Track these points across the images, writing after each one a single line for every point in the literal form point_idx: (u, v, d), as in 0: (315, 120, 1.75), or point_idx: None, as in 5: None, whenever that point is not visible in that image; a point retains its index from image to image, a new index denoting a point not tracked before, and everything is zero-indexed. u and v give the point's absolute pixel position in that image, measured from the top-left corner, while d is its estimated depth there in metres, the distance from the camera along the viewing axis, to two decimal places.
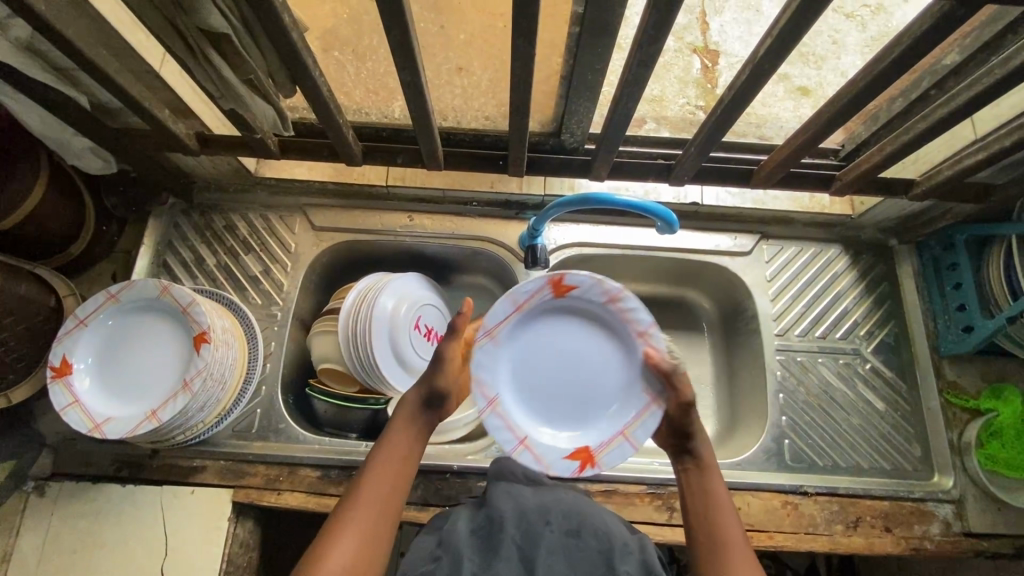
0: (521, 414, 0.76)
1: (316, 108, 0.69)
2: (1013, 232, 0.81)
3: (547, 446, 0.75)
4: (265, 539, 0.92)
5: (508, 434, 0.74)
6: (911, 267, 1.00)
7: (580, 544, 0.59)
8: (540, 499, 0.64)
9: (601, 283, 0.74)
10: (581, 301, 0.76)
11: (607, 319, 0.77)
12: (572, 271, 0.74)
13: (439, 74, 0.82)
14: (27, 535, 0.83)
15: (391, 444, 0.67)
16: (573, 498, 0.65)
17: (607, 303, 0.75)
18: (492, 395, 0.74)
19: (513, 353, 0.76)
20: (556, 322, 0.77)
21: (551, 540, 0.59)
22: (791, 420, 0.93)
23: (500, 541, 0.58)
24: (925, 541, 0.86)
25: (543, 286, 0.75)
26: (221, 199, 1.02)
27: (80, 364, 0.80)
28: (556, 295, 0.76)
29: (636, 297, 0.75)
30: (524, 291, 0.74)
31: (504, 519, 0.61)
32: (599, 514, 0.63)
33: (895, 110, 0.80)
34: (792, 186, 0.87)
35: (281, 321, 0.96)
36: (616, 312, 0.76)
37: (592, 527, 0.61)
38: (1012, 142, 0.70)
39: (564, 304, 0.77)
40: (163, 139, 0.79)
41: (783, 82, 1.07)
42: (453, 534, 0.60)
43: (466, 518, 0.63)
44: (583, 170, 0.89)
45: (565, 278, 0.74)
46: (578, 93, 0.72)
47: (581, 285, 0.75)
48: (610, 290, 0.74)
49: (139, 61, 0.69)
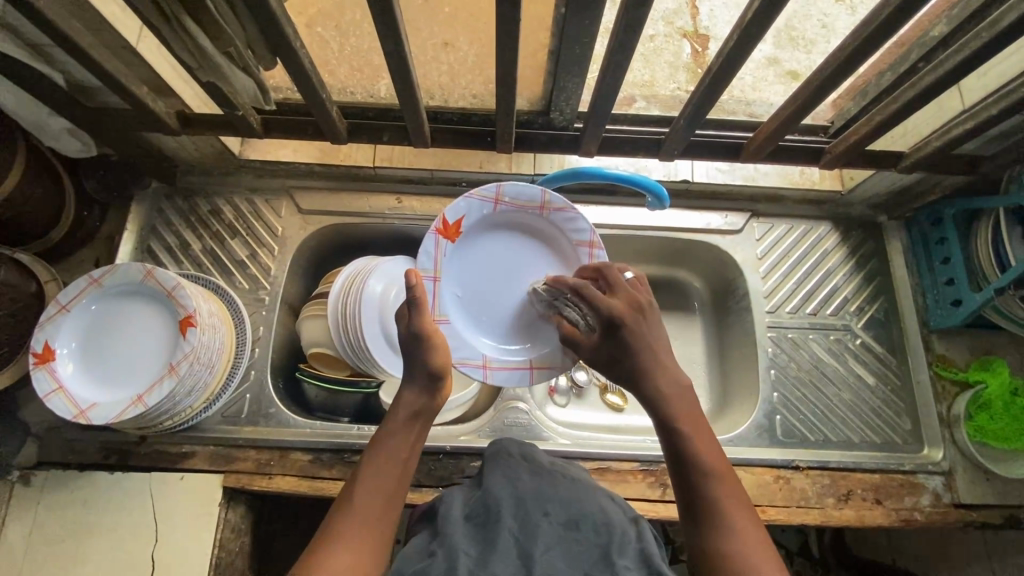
0: (515, 348, 0.79)
1: (299, 82, 0.67)
2: (997, 206, 0.81)
3: (555, 352, 0.78)
4: (256, 524, 0.91)
5: (516, 371, 0.77)
6: (899, 243, 1.00)
7: (578, 537, 0.56)
8: (538, 490, 0.62)
9: (477, 198, 0.76)
10: (475, 224, 0.78)
11: (505, 221, 0.79)
12: (446, 211, 0.75)
13: (424, 50, 0.80)
14: (13, 525, 0.81)
15: (385, 454, 0.64)
16: (573, 489, 0.63)
17: (497, 208, 0.78)
18: (479, 358, 0.76)
19: (463, 311, 0.78)
20: (471, 254, 0.79)
21: (549, 532, 0.56)
22: (782, 396, 0.93)
23: (497, 534, 0.56)
24: (916, 511, 0.87)
25: (438, 241, 0.76)
26: (205, 183, 1.00)
27: (63, 349, 0.78)
28: (452, 239, 0.77)
29: (511, 183, 0.77)
30: (426, 259, 0.75)
31: (502, 509, 0.59)
32: (599, 504, 0.61)
33: (884, 82, 0.79)
34: (781, 160, 0.86)
35: (268, 306, 0.95)
36: (508, 208, 0.78)
37: (593, 520, 0.58)
38: (1000, 109, 0.69)
39: (466, 236, 0.78)
40: (142, 118, 0.77)
41: (773, 66, 1.06)
42: (448, 523, 0.58)
43: (461, 505, 0.61)
44: (572, 146, 0.88)
45: (446, 219, 0.75)
46: (567, 68, 0.71)
47: (463, 212, 0.76)
48: (489, 195, 0.76)
49: (117, 36, 0.67)
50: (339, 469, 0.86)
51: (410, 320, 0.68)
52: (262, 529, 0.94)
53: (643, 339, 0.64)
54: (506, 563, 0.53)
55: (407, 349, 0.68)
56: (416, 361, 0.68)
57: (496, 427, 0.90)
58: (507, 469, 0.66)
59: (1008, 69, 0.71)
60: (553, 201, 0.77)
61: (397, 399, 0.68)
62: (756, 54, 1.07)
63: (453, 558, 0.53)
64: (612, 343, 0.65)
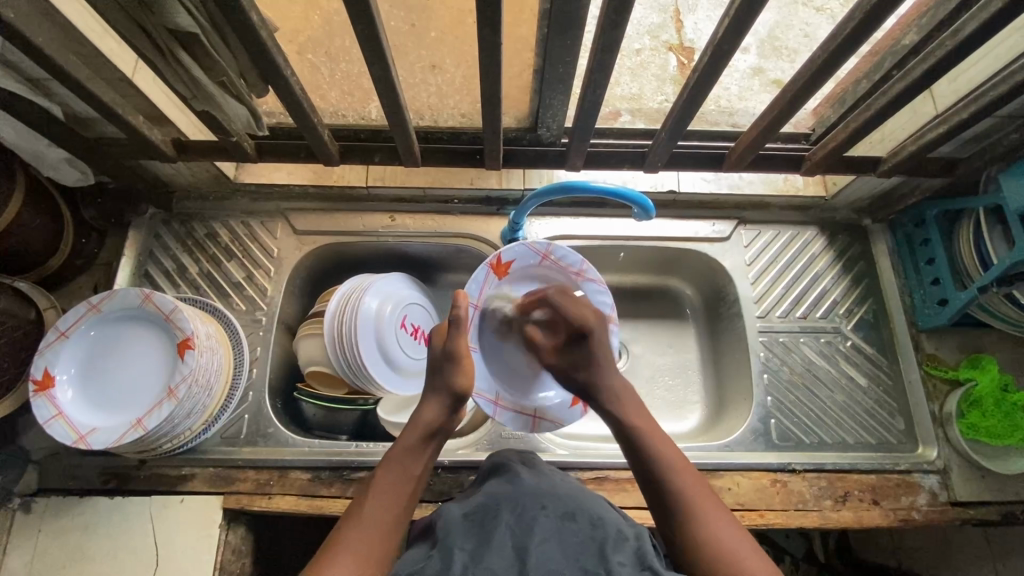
0: (524, 394, 0.85)
1: (290, 108, 0.69)
2: (978, 205, 0.83)
3: (555, 407, 0.85)
4: (257, 545, 0.91)
5: (520, 418, 0.84)
6: (885, 245, 1.02)
7: (574, 529, 0.57)
8: (535, 489, 0.63)
9: (529, 247, 0.82)
10: (522, 268, 0.84)
11: (545, 273, 0.85)
12: (503, 249, 0.81)
13: (413, 73, 0.82)
14: (14, 553, 0.81)
15: (399, 467, 0.67)
16: (572, 490, 0.64)
17: (543, 261, 0.84)
18: (493, 394, 0.82)
19: (488, 348, 0.83)
20: (508, 294, 0.84)
21: (545, 526, 0.57)
22: (776, 400, 0.94)
23: (493, 530, 0.56)
24: (913, 511, 0.87)
25: (488, 273, 0.81)
26: (201, 207, 1.02)
27: (62, 375, 0.79)
28: (499, 276, 0.82)
29: (563, 245, 0.83)
30: (474, 287, 0.80)
31: (498, 506, 0.60)
32: (594, 503, 0.62)
33: (860, 92, 0.82)
34: (764, 168, 0.89)
35: (266, 326, 0.96)
36: (553, 264, 0.85)
37: (587, 514, 0.59)
38: (969, 114, 0.72)
39: (511, 277, 0.84)
40: (140, 147, 0.79)
41: (758, 75, 1.08)
42: (446, 521, 0.59)
43: (459, 508, 0.62)
44: (559, 161, 0.90)
45: (500, 256, 0.81)
46: (551, 86, 0.74)
47: (516, 256, 0.82)
48: (539, 248, 0.83)
49: (113, 70, 0.69)
50: (339, 487, 0.86)
51: (448, 337, 0.73)
52: (263, 550, 0.94)
53: (604, 350, 0.79)
54: (501, 555, 0.53)
55: (438, 365, 0.73)
56: (446, 380, 0.72)
57: (493, 439, 0.90)
58: (506, 476, 0.67)
59: (976, 76, 0.74)
60: (591, 272, 0.85)
61: (416, 415, 0.71)
62: (741, 65, 1.09)
63: (447, 557, 0.54)
64: (578, 351, 0.79)
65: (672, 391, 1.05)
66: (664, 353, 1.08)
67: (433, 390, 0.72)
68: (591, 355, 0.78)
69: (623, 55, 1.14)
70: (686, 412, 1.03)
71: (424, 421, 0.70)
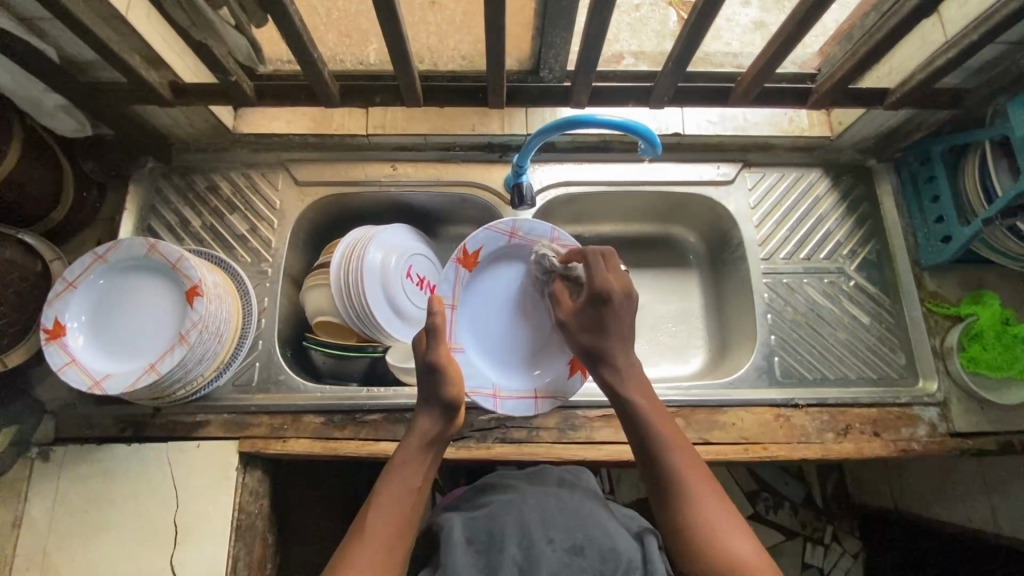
0: (519, 380, 0.89)
1: (288, 41, 0.67)
2: (986, 138, 0.82)
3: (551, 382, 0.89)
4: (274, 490, 0.93)
5: (523, 402, 0.87)
6: (890, 185, 1.01)
7: (581, 563, 0.66)
8: (544, 515, 0.72)
9: (494, 231, 0.86)
10: (491, 252, 0.88)
11: (516, 249, 0.89)
12: (466, 242, 0.85)
13: (413, 9, 0.85)
14: (37, 499, 0.83)
15: (399, 479, 0.69)
16: (578, 515, 0.73)
17: (511, 240, 0.88)
18: (491, 387, 0.86)
19: (475, 341, 0.88)
20: (485, 280, 0.89)
21: (553, 556, 0.67)
22: (780, 338, 0.95)
23: (503, 557, 0.67)
24: (913, 442, 0.89)
25: (457, 269, 0.86)
26: (201, 160, 1.01)
27: (72, 324, 0.80)
28: (470, 267, 0.87)
29: (528, 220, 0.86)
30: (447, 286, 0.85)
31: (506, 537, 0.69)
32: (603, 530, 0.71)
33: (869, 23, 0.81)
34: (770, 103, 0.87)
35: (272, 277, 0.96)
36: (521, 240, 0.88)
37: (594, 546, 0.68)
38: (979, 36, 0.71)
39: (483, 264, 0.88)
40: (138, 90, 0.78)
41: (760, 29, 1.04)
42: (454, 547, 0.69)
43: (465, 529, 0.72)
44: (563, 99, 0.88)
45: (466, 249, 0.85)
46: (555, 23, 0.72)
47: (482, 243, 0.86)
48: (504, 229, 0.86)
49: (105, 7, 0.67)
50: (351, 429, 0.88)
51: (429, 348, 0.73)
52: (283, 497, 0.97)
53: (620, 319, 0.77)
54: None
55: (425, 378, 0.73)
56: (435, 392, 0.73)
57: None
58: (513, 497, 0.76)
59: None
60: (561, 238, 0.88)
61: (413, 426, 0.73)
62: (742, 19, 1.05)
63: None
64: (595, 315, 0.77)
65: (675, 336, 1.07)
66: (667, 301, 1.09)
67: (424, 402, 0.74)
68: (601, 323, 0.77)
69: (621, 10, 1.09)
70: (690, 356, 1.05)
71: (422, 430, 0.72)
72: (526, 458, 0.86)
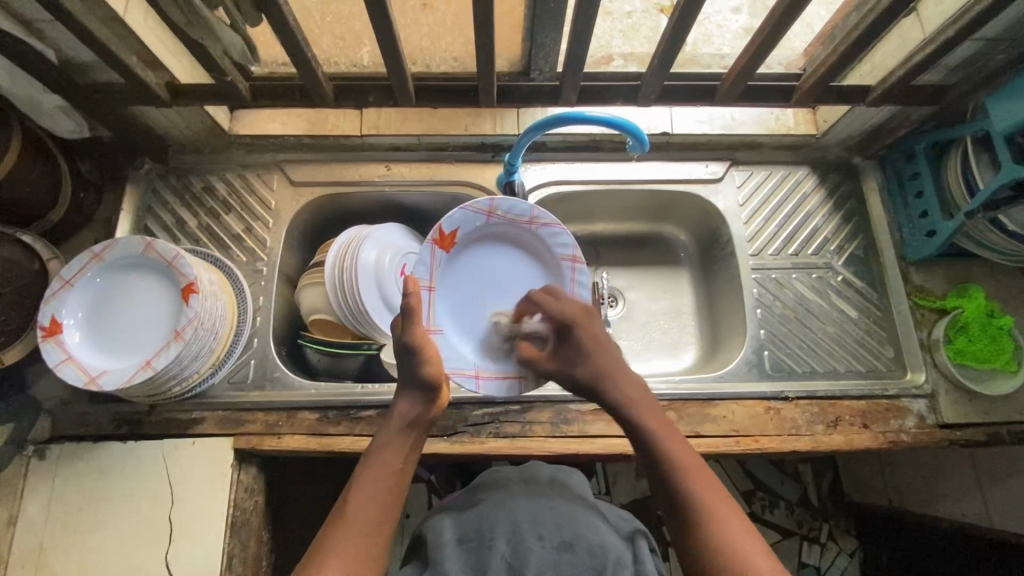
0: (502, 361, 0.84)
1: (283, 41, 0.69)
2: (968, 132, 0.83)
3: None
4: (270, 488, 0.94)
5: (508, 383, 0.82)
6: (875, 182, 1.03)
7: (571, 559, 0.65)
8: (532, 513, 0.70)
9: (471, 209, 0.83)
10: (469, 232, 0.85)
11: (497, 227, 0.87)
12: (442, 222, 0.82)
13: (406, 13, 0.89)
14: (33, 496, 0.83)
15: (380, 466, 0.69)
16: (567, 512, 0.71)
17: (490, 218, 0.85)
18: (472, 369, 0.82)
19: (455, 323, 0.85)
20: (464, 260, 0.86)
21: (542, 554, 0.65)
22: (769, 333, 0.96)
23: (491, 557, 0.65)
24: (902, 433, 0.90)
25: (433, 251, 0.83)
26: (198, 162, 1.02)
27: (69, 321, 0.81)
28: (447, 248, 0.84)
29: (505, 199, 0.83)
30: (423, 269, 0.83)
31: (495, 535, 0.67)
32: (592, 528, 0.69)
33: (850, 23, 0.83)
34: (756, 101, 0.89)
35: (267, 276, 0.97)
36: (501, 218, 0.86)
37: (585, 543, 0.67)
38: (954, 33, 0.73)
39: (461, 245, 0.85)
40: (136, 91, 0.79)
41: (750, 34, 1.06)
42: (442, 550, 0.67)
43: (454, 530, 0.70)
44: (552, 98, 0.89)
45: (442, 229, 0.82)
46: (544, 23, 0.74)
47: (458, 223, 0.83)
48: (482, 207, 0.84)
49: (104, 9, 0.68)
50: (346, 425, 0.89)
51: (405, 329, 0.73)
52: (278, 496, 0.97)
53: (597, 351, 0.75)
54: None
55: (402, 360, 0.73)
56: (412, 374, 0.73)
57: None
58: (504, 495, 0.74)
59: None
60: (541, 216, 0.85)
61: (392, 409, 0.73)
62: (732, 25, 1.07)
63: None
64: (572, 343, 0.75)
65: (667, 333, 1.08)
66: (659, 298, 1.11)
67: (403, 387, 0.74)
68: (580, 351, 0.74)
69: (612, 16, 1.11)
70: (681, 352, 1.06)
71: (400, 414, 0.73)
72: (519, 452, 0.87)
